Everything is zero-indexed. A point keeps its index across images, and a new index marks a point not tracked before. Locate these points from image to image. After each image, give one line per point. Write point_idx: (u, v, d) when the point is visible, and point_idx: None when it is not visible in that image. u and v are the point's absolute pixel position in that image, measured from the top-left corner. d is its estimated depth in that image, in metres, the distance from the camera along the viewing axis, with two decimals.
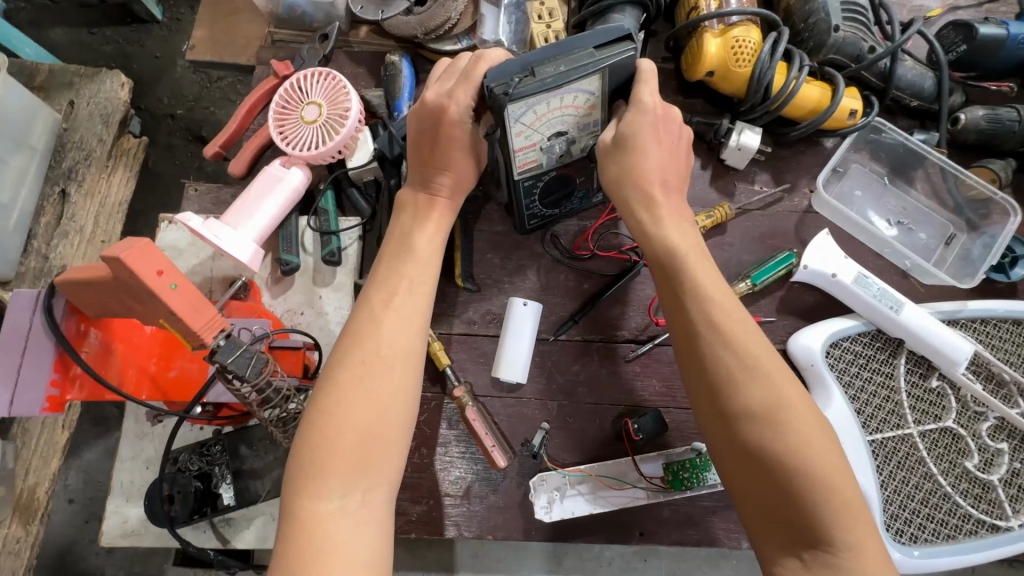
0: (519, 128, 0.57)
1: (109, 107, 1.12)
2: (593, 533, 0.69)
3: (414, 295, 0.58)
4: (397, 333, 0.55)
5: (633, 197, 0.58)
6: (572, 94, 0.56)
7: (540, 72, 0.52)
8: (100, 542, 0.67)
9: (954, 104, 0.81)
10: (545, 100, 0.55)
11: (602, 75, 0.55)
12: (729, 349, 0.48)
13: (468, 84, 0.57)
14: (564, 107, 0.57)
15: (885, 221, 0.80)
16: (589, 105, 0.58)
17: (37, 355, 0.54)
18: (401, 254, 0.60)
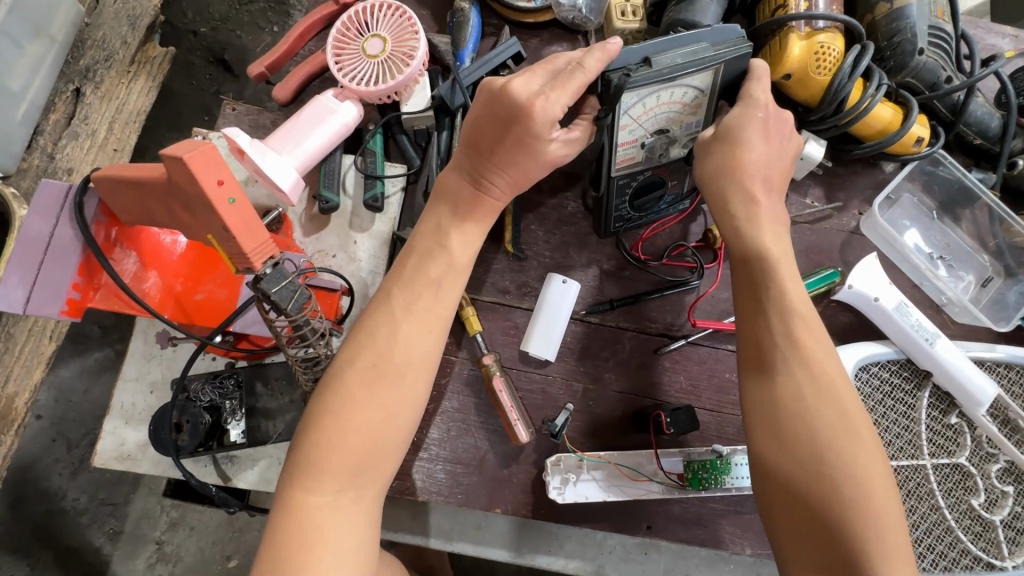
0: (625, 121, 0.58)
1: (139, 9, 1.04)
2: (600, 520, 0.68)
3: (433, 300, 0.56)
4: (408, 340, 0.54)
5: (732, 187, 0.60)
6: (681, 90, 0.57)
7: (656, 63, 0.54)
8: (92, 462, 0.63)
9: (1014, 149, 0.80)
10: (656, 94, 0.56)
11: (715, 71, 0.57)
12: (810, 367, 0.54)
13: (562, 90, 0.54)
14: (670, 102, 0.58)
15: (929, 253, 0.80)
16: (695, 103, 0.60)
17: (62, 253, 0.50)
18: (433, 252, 0.59)
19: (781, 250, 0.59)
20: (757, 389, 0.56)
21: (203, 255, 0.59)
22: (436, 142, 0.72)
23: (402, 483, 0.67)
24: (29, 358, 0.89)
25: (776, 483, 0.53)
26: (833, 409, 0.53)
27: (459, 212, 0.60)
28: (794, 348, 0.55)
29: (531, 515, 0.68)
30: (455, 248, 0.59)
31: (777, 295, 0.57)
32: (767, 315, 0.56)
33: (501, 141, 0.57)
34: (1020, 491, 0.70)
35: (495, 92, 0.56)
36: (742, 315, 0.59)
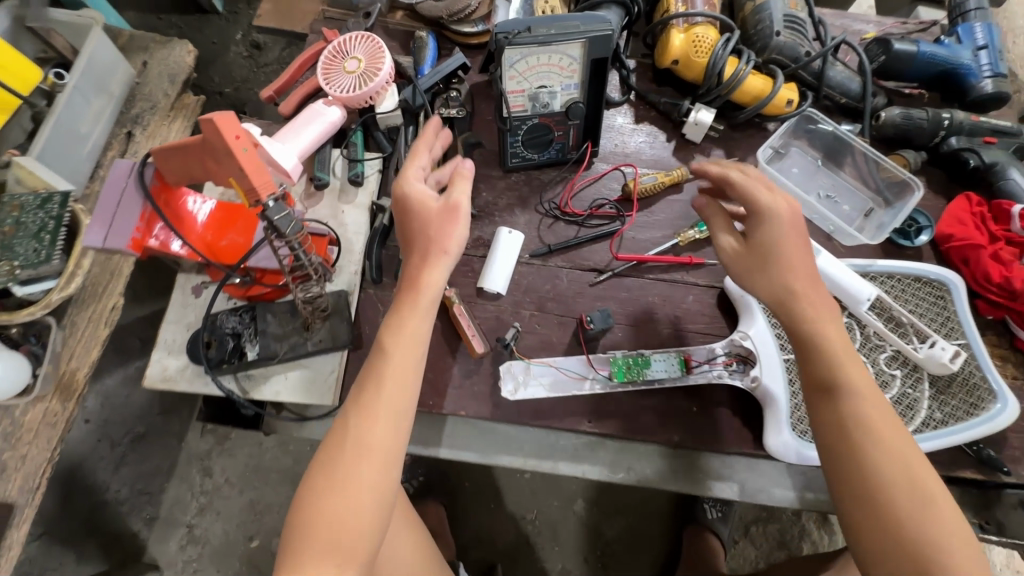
0: (512, 74, 0.81)
1: (175, 68, 1.31)
2: (548, 417, 0.82)
3: (384, 391, 0.65)
4: (367, 427, 0.64)
5: (777, 287, 0.71)
6: (558, 55, 0.79)
7: (536, 30, 0.76)
8: (144, 385, 0.81)
9: (877, 105, 0.98)
10: (535, 54, 0.78)
11: (582, 44, 0.78)
12: (880, 440, 0.63)
13: (416, 160, 0.76)
14: (549, 65, 0.80)
15: (815, 194, 0.96)
16: (572, 69, 0.81)
17: (129, 207, 0.70)
18: (377, 355, 0.67)
19: (840, 339, 0.69)
20: (839, 465, 0.65)
21: (227, 213, 0.78)
22: (405, 134, 0.94)
23: None
24: (88, 341, 1.08)
25: (865, 546, 0.62)
26: (898, 472, 0.62)
27: (394, 311, 0.70)
28: (871, 435, 0.64)
29: (492, 417, 0.82)
30: (389, 341, 0.67)
31: (821, 343, 0.68)
32: (837, 398, 0.66)
33: (403, 217, 0.74)
34: (906, 374, 0.83)
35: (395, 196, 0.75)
36: (812, 399, 0.69)
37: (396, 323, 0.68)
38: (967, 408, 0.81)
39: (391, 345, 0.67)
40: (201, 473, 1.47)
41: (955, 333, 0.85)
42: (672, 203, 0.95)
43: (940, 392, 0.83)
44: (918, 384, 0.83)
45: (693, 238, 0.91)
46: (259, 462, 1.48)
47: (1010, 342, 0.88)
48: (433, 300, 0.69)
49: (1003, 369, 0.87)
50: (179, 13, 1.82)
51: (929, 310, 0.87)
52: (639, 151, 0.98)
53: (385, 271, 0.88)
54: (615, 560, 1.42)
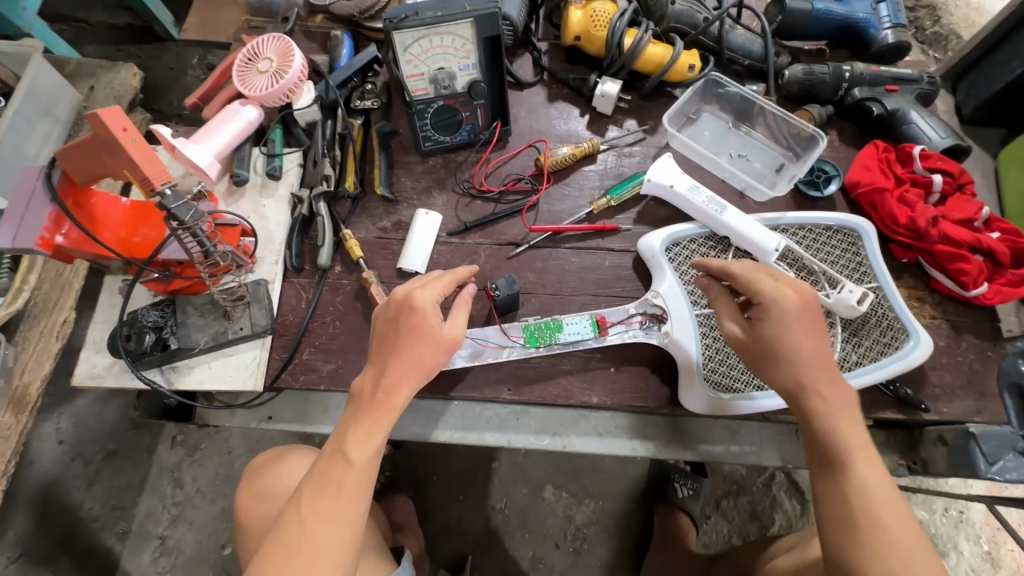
0: (407, 57, 0.84)
1: (121, 90, 1.36)
2: (468, 388, 0.83)
3: (342, 497, 0.62)
4: (324, 532, 0.61)
5: (788, 374, 0.67)
6: (449, 37, 0.82)
7: (421, 14, 0.79)
8: (74, 384, 0.83)
9: (781, 64, 1.00)
10: (426, 37, 0.81)
11: (470, 24, 0.81)
12: (881, 531, 0.61)
13: (433, 281, 0.73)
14: (443, 47, 0.83)
15: (727, 154, 0.98)
16: (465, 50, 0.84)
17: (36, 207, 0.72)
18: (336, 460, 0.64)
19: (855, 430, 0.66)
20: (836, 545, 0.63)
21: (139, 211, 0.82)
22: (322, 129, 0.96)
23: (307, 376, 0.84)
24: (40, 354, 1.12)
25: None
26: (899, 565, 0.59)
27: (363, 417, 0.66)
28: (873, 527, 0.61)
29: None
30: (354, 454, 0.64)
31: (834, 431, 0.65)
32: (841, 483, 0.64)
33: (393, 326, 0.69)
34: (819, 320, 0.84)
35: (395, 298, 0.70)
36: (818, 479, 0.67)
37: (362, 426, 0.65)
38: (880, 348, 0.81)
39: (357, 457, 0.63)
40: (171, 484, 1.48)
41: (868, 277, 0.86)
42: (587, 174, 0.97)
43: (854, 334, 0.83)
44: (830, 328, 0.83)
45: (606, 206, 0.93)
46: (229, 470, 1.49)
47: (927, 283, 0.88)
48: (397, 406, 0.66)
49: (921, 310, 0.87)
50: (137, 43, 1.89)
51: (842, 256, 0.87)
52: (553, 128, 1.00)
53: (307, 260, 0.91)
54: (587, 544, 1.41)
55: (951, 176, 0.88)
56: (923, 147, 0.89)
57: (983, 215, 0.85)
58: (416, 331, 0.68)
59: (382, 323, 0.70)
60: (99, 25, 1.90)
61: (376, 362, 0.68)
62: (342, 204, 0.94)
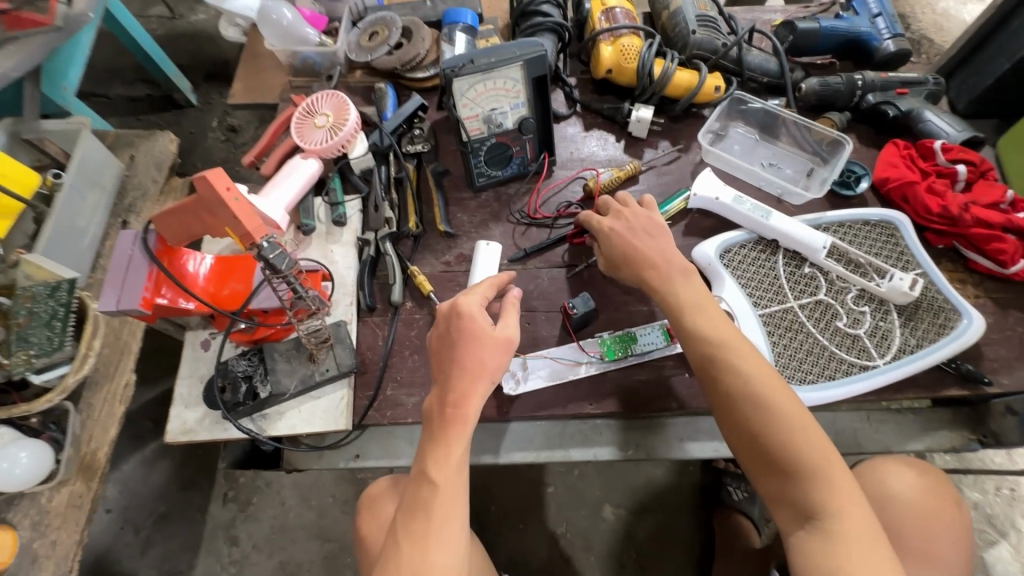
0: (464, 101, 0.90)
1: (161, 157, 1.41)
2: (552, 405, 0.86)
3: (433, 522, 0.64)
4: (424, 558, 0.62)
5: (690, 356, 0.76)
6: (502, 80, 0.89)
7: (477, 61, 0.86)
8: (166, 441, 0.85)
9: (797, 79, 1.08)
10: (481, 82, 0.88)
11: (521, 66, 0.88)
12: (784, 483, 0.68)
13: (470, 292, 0.75)
14: (496, 89, 0.90)
15: (760, 164, 1.04)
16: (516, 90, 0.91)
17: (137, 270, 0.76)
18: (424, 486, 0.66)
19: (746, 397, 0.71)
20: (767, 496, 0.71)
21: (224, 265, 0.84)
22: (379, 174, 1.01)
23: (394, 411, 0.87)
24: (105, 419, 1.13)
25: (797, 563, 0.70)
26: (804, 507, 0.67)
27: (439, 442, 0.68)
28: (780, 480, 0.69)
29: (497, 416, 0.85)
30: (437, 476, 0.66)
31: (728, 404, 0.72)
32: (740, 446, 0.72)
33: (448, 343, 0.72)
34: (875, 309, 0.88)
35: (447, 312, 0.73)
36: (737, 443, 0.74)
37: (439, 446, 0.67)
38: (937, 329, 0.86)
39: (439, 478, 0.65)
40: (226, 542, 1.46)
41: (912, 265, 0.91)
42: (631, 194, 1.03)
43: (909, 319, 0.87)
44: (886, 315, 0.88)
45: None
46: (284, 522, 1.48)
47: (966, 265, 0.94)
48: (467, 418, 0.68)
49: (965, 291, 0.93)
50: (157, 111, 1.95)
51: (884, 248, 0.93)
52: (594, 155, 1.06)
53: (378, 298, 0.94)
54: (652, 560, 1.41)
55: (973, 164, 0.95)
56: (943, 142, 0.96)
57: (1009, 198, 0.91)
58: (467, 343, 0.70)
59: (436, 343, 0.74)
60: (119, 97, 1.97)
61: (443, 376, 0.71)
62: (404, 242, 0.99)
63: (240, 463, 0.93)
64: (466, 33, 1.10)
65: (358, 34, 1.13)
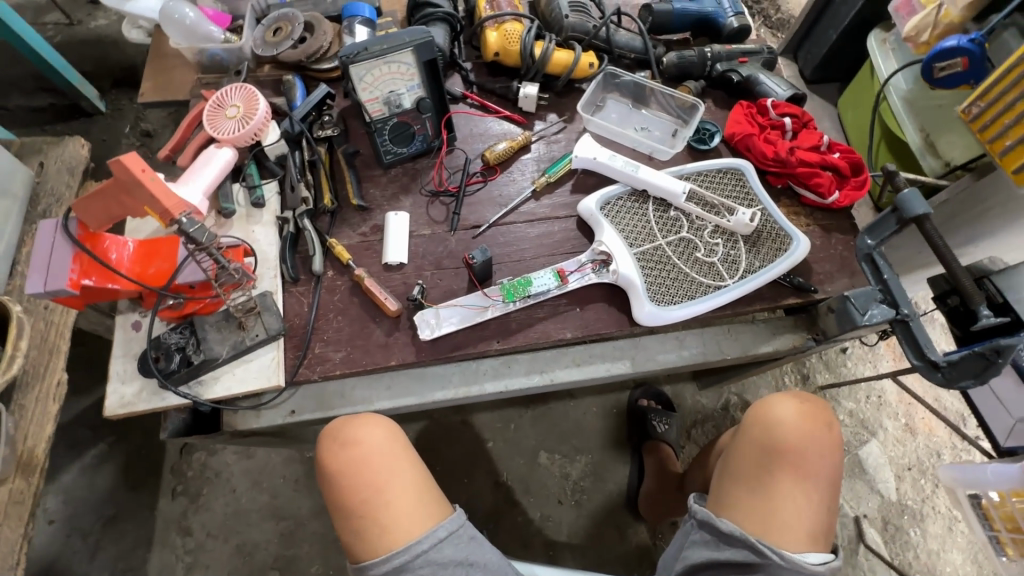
0: (363, 85, 1.01)
1: (73, 162, 1.41)
2: (463, 344, 0.98)
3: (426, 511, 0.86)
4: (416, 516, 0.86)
5: None
6: (395, 65, 1.00)
7: (371, 48, 0.96)
8: (106, 416, 0.91)
9: (660, 54, 1.25)
10: (376, 67, 0.99)
11: (412, 52, 0.99)
12: None
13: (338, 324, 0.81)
14: (390, 74, 1.01)
15: (634, 129, 1.21)
16: (410, 73, 1.02)
17: (61, 255, 0.82)
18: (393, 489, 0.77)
19: None
20: None
21: (147, 248, 0.91)
22: (293, 158, 1.09)
23: (322, 366, 0.96)
24: (40, 418, 1.14)
25: None
26: None
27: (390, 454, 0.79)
28: None
29: (417, 359, 0.98)
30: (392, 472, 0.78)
31: None
32: None
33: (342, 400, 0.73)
34: (726, 241, 1.06)
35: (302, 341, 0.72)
36: None
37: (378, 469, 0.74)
38: (775, 251, 1.05)
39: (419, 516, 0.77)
40: (179, 534, 1.50)
41: (755, 202, 1.10)
42: (524, 161, 1.17)
43: (753, 246, 1.06)
44: (736, 245, 1.06)
45: (546, 182, 1.12)
46: (236, 508, 1.53)
47: (799, 201, 1.14)
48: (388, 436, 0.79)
49: (800, 221, 1.13)
50: (63, 121, 1.92)
51: (734, 190, 1.11)
52: (490, 129, 1.18)
53: (301, 270, 1.03)
54: (586, 495, 1.56)
55: (796, 116, 1.15)
56: (774, 99, 1.16)
57: (824, 141, 1.12)
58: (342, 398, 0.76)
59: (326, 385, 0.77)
60: (18, 108, 1.91)
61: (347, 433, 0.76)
62: (322, 218, 1.08)
63: (183, 432, 0.99)
64: (365, 26, 1.20)
65: (262, 31, 1.20)
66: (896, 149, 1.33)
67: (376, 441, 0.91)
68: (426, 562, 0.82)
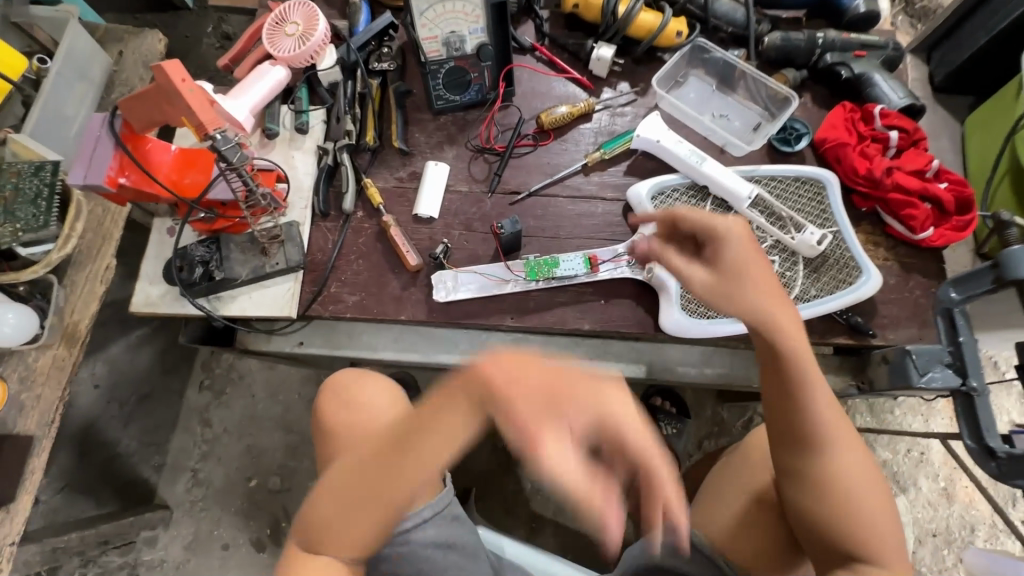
0: (423, 21, 0.94)
1: (149, 55, 1.41)
2: (475, 314, 0.95)
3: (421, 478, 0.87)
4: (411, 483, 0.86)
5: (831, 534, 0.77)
6: (460, 4, 0.93)
7: None
8: (132, 311, 0.95)
9: (762, 32, 1.09)
10: (441, 3, 0.92)
11: None
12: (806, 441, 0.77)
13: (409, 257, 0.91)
14: (453, 13, 0.94)
15: (710, 115, 1.08)
16: (475, 15, 0.94)
17: (104, 151, 0.84)
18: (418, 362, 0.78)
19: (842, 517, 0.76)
20: (810, 466, 0.77)
21: (186, 157, 0.92)
22: (344, 88, 1.06)
23: (335, 306, 0.96)
24: (87, 295, 1.23)
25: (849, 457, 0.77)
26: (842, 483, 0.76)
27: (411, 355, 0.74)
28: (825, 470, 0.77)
29: (427, 319, 0.96)
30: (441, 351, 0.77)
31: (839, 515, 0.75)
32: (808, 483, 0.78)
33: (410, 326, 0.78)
34: (785, 259, 0.95)
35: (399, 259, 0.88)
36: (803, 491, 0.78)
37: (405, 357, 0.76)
38: (837, 282, 0.93)
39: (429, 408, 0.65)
40: (200, 424, 1.62)
41: (830, 223, 0.97)
42: (582, 130, 1.07)
43: (814, 271, 0.94)
44: (794, 266, 0.95)
45: (599, 159, 1.03)
46: (253, 412, 1.63)
47: (883, 229, 0.99)
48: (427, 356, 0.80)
49: (877, 253, 0.99)
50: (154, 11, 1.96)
51: (808, 204, 0.99)
52: (552, 89, 1.09)
53: (332, 206, 1.01)
54: None
55: (906, 132, 0.98)
56: (884, 107, 1.00)
57: (933, 167, 0.96)
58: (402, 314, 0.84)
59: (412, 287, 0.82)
60: None
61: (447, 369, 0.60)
62: (362, 156, 1.05)
63: (200, 340, 1.03)
64: None
65: None
66: (1020, 189, 1.13)
67: (381, 400, 0.94)
68: (407, 539, 0.88)
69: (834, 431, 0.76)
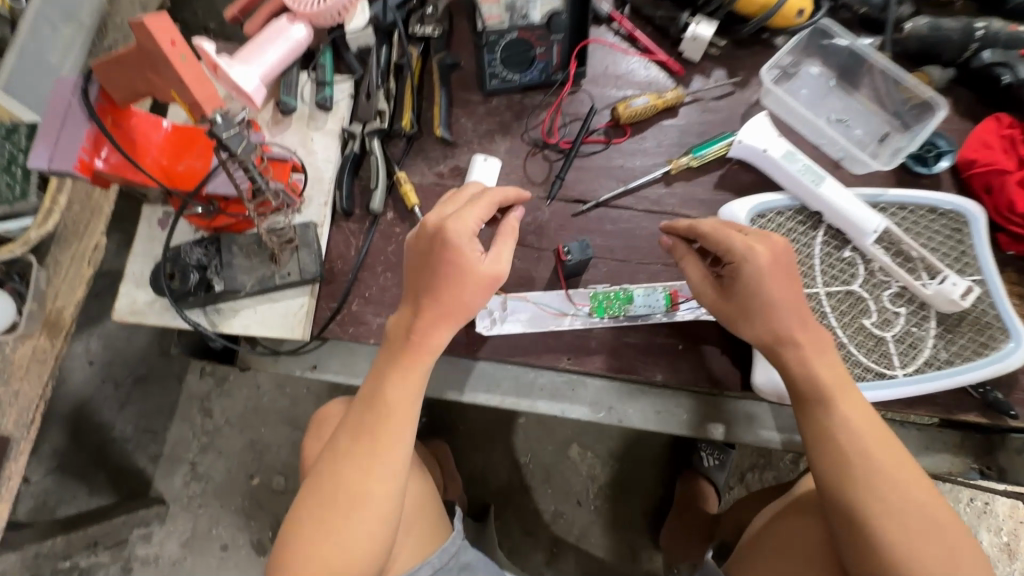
0: None
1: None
2: (523, 352, 0.79)
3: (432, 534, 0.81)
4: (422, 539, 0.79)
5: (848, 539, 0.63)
6: None
7: None
8: (114, 318, 0.79)
9: (903, 15, 0.87)
10: None
11: None
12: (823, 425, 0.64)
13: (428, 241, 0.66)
14: None
15: (826, 118, 0.88)
16: None
17: (75, 126, 0.66)
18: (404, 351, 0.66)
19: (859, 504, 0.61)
20: (822, 447, 0.64)
21: (181, 137, 0.75)
22: (377, 56, 0.85)
23: (356, 329, 0.80)
24: (72, 278, 1.05)
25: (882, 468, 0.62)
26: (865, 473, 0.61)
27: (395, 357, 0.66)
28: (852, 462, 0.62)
29: (466, 352, 0.79)
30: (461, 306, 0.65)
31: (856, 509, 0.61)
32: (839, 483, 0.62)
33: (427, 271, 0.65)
34: (911, 312, 0.77)
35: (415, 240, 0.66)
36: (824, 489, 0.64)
37: (398, 370, 0.65)
38: (975, 348, 0.75)
39: (393, 399, 0.65)
40: (200, 413, 1.49)
41: (971, 269, 0.78)
42: (666, 127, 0.87)
43: (948, 330, 0.76)
44: (923, 322, 0.77)
45: (686, 166, 0.84)
46: (258, 404, 1.50)
47: None
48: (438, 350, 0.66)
49: None
50: None
51: (945, 243, 0.79)
52: (632, 73, 0.88)
53: (357, 203, 0.84)
54: (608, 503, 1.42)
55: None
56: None
57: None
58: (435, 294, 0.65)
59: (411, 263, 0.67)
60: None
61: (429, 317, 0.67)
62: (396, 143, 0.86)
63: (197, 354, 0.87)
64: None
65: None
66: None
67: None
68: None
69: (860, 419, 0.63)
